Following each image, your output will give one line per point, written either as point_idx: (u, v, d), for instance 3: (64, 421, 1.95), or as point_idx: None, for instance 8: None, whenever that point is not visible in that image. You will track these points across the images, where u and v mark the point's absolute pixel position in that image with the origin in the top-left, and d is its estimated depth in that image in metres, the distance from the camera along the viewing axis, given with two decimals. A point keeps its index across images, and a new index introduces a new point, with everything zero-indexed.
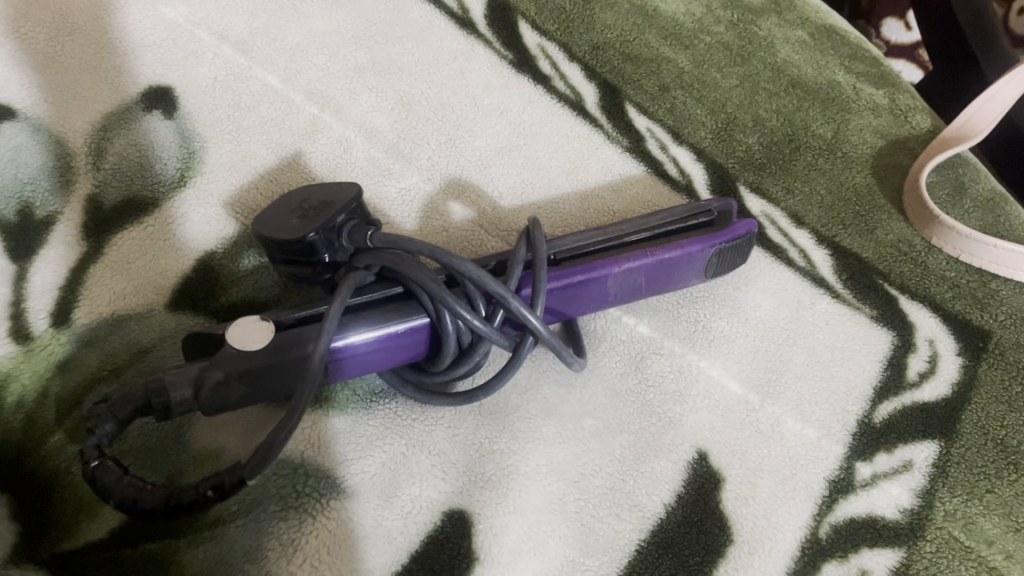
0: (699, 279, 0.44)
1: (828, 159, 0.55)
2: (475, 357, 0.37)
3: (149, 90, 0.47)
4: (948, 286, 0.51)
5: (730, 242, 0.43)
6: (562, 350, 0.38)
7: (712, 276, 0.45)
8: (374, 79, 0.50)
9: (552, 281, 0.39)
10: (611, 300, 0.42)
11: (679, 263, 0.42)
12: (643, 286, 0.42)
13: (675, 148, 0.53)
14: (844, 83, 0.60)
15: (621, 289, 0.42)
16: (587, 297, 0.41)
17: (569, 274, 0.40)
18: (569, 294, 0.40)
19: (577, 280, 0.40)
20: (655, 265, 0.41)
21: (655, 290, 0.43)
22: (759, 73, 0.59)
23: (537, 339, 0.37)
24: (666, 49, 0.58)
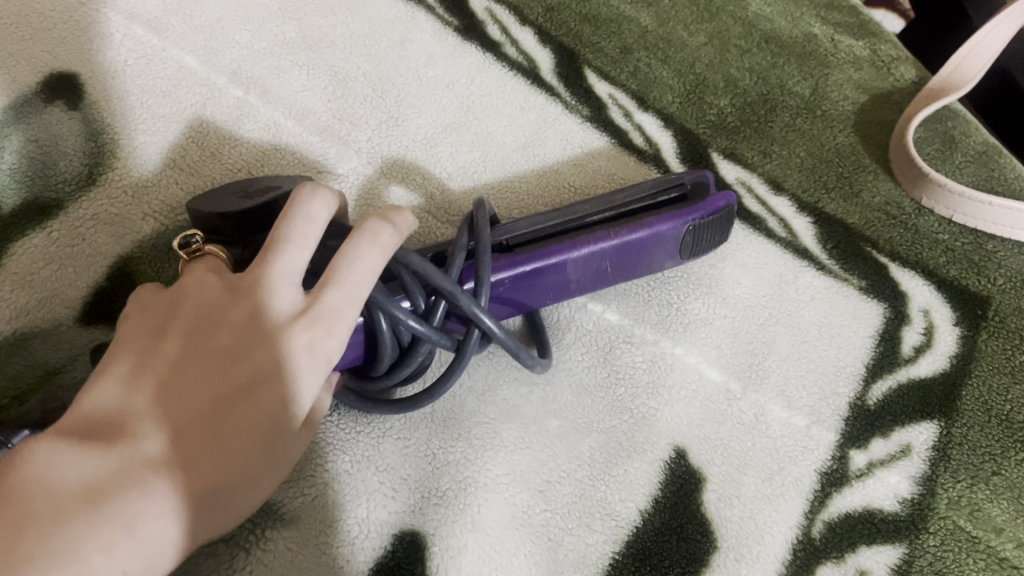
0: (674, 261, 0.40)
1: (807, 119, 0.51)
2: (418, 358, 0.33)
3: (49, 79, 0.42)
4: (941, 250, 0.47)
5: (709, 215, 0.38)
6: (518, 348, 0.34)
7: (688, 257, 0.40)
8: (305, 55, 0.46)
9: (501, 272, 0.35)
10: (574, 288, 0.38)
11: (648, 243, 0.37)
12: (608, 272, 0.38)
13: (640, 115, 0.49)
14: (822, 36, 0.55)
15: (585, 277, 0.37)
16: (546, 289, 0.37)
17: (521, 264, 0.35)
18: (521, 285, 0.36)
19: (531, 268, 0.35)
20: (619, 245, 0.37)
21: (624, 273, 0.39)
22: (729, 29, 0.54)
23: (488, 335, 0.32)
24: (627, 7, 0.53)
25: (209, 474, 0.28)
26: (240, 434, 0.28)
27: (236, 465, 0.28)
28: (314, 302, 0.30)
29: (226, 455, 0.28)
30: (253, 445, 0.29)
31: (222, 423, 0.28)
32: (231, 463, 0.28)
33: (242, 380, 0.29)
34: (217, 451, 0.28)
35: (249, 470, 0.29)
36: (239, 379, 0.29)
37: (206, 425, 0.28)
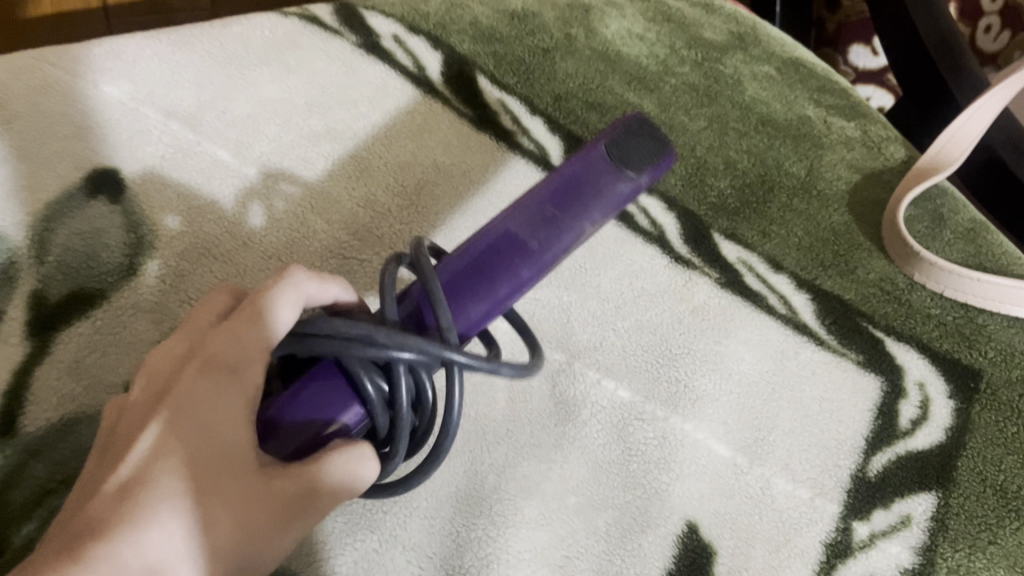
0: (627, 187, 0.35)
1: (803, 199, 0.54)
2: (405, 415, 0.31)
3: (94, 174, 0.45)
4: (934, 324, 0.49)
5: (617, 128, 0.35)
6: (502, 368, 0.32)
7: (639, 176, 0.35)
8: (330, 147, 0.49)
9: (447, 269, 0.33)
10: (537, 261, 0.33)
11: (582, 182, 0.34)
12: (570, 233, 0.34)
13: (645, 198, 0.52)
14: (815, 118, 0.58)
15: (536, 235, 0.33)
16: (505, 283, 0.33)
17: (462, 265, 0.33)
18: (471, 281, 0.33)
19: (471, 254, 0.33)
20: (549, 203, 0.34)
21: (574, 223, 0.34)
22: (726, 114, 0.57)
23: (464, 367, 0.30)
24: (630, 95, 0.56)
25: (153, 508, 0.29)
26: (181, 471, 0.29)
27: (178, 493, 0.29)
28: (211, 342, 0.31)
29: (169, 487, 0.29)
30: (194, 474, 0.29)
31: (164, 465, 0.29)
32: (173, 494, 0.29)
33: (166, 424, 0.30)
34: (164, 505, 0.29)
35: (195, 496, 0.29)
36: (172, 437, 0.30)
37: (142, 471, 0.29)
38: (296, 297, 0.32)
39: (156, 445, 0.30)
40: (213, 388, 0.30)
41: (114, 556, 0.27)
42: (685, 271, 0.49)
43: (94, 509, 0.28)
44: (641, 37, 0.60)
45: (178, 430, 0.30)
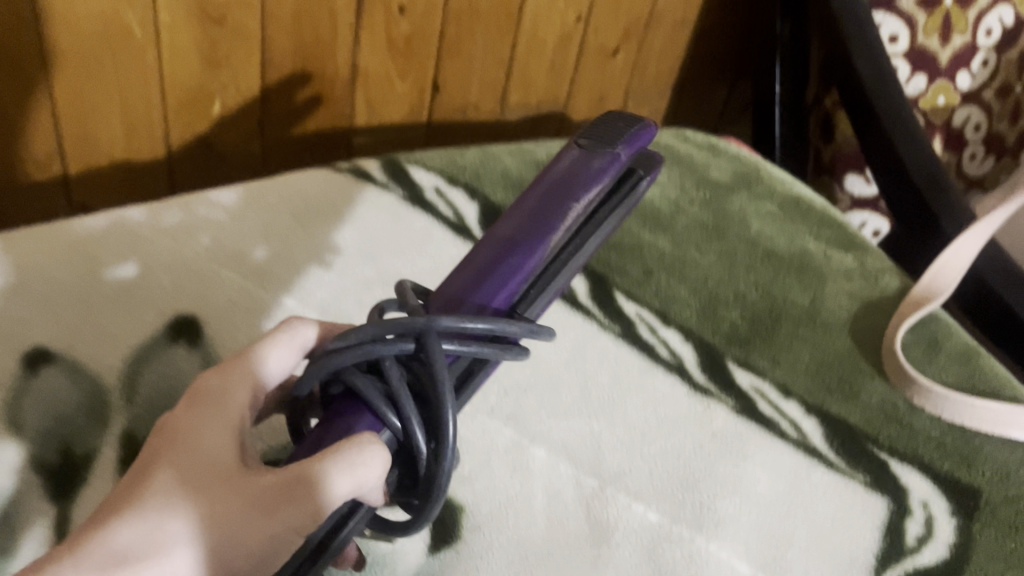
0: (605, 162, 0.42)
1: (808, 327, 0.59)
2: (404, 400, 0.31)
3: (175, 320, 0.50)
4: (934, 445, 0.54)
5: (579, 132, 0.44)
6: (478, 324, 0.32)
7: (614, 150, 0.43)
8: (381, 290, 0.55)
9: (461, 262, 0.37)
10: (545, 228, 0.38)
11: (569, 167, 0.41)
12: (565, 213, 0.39)
13: (664, 330, 0.57)
14: (816, 251, 0.64)
15: (535, 213, 0.39)
16: (518, 259, 0.37)
17: (472, 256, 0.37)
18: (486, 264, 0.36)
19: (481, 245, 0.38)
20: (538, 194, 0.40)
21: (569, 193, 0.40)
22: (734, 249, 0.63)
23: (434, 332, 0.31)
24: (647, 234, 0.62)
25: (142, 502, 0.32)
26: (169, 472, 0.33)
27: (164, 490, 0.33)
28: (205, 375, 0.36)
29: (156, 483, 0.33)
30: (183, 475, 0.33)
31: (154, 467, 0.33)
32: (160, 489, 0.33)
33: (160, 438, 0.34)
34: (142, 507, 0.32)
35: (183, 493, 0.33)
36: (160, 448, 0.34)
37: (137, 475, 0.33)
38: (285, 339, 0.37)
39: (150, 454, 0.34)
40: (197, 411, 0.35)
41: (93, 545, 0.31)
42: (704, 398, 0.54)
43: (99, 511, 0.32)
44: (653, 179, 0.67)
45: (161, 447, 0.34)
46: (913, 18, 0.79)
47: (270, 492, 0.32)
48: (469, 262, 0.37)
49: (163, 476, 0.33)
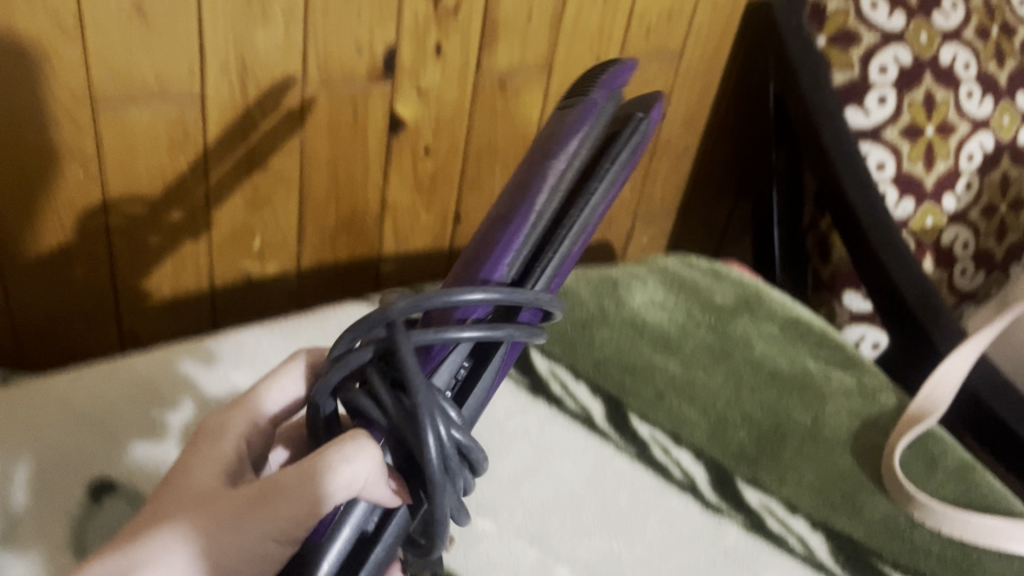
0: (583, 113, 0.42)
1: (813, 445, 0.63)
2: (385, 396, 0.34)
3: None
4: (935, 559, 0.57)
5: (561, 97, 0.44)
6: (430, 302, 0.33)
7: (589, 102, 0.42)
8: None
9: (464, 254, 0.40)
10: (532, 197, 0.39)
11: (551, 131, 0.42)
12: (546, 173, 0.40)
13: (677, 450, 0.61)
14: (816, 370, 0.69)
15: (522, 184, 0.40)
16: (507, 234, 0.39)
17: (470, 247, 0.39)
18: (484, 241, 0.39)
19: (479, 234, 0.40)
20: (523, 164, 0.41)
21: (550, 155, 0.40)
22: (740, 370, 0.68)
23: (395, 324, 0.34)
24: (657, 357, 0.67)
25: (149, 522, 0.41)
26: (173, 499, 0.42)
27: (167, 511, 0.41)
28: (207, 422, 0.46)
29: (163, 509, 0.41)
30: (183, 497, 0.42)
31: (163, 500, 0.42)
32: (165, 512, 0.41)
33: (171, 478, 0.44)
34: (149, 526, 0.40)
35: (180, 508, 0.41)
36: (169, 486, 0.43)
37: (150, 508, 0.42)
38: (275, 377, 0.48)
39: (162, 492, 0.43)
40: (194, 450, 0.45)
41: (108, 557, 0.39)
42: (716, 516, 0.58)
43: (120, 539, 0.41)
44: (661, 305, 0.72)
45: (164, 482, 0.43)
46: (898, 148, 0.86)
47: (252, 493, 0.40)
48: (469, 254, 0.39)
49: (168, 504, 0.42)
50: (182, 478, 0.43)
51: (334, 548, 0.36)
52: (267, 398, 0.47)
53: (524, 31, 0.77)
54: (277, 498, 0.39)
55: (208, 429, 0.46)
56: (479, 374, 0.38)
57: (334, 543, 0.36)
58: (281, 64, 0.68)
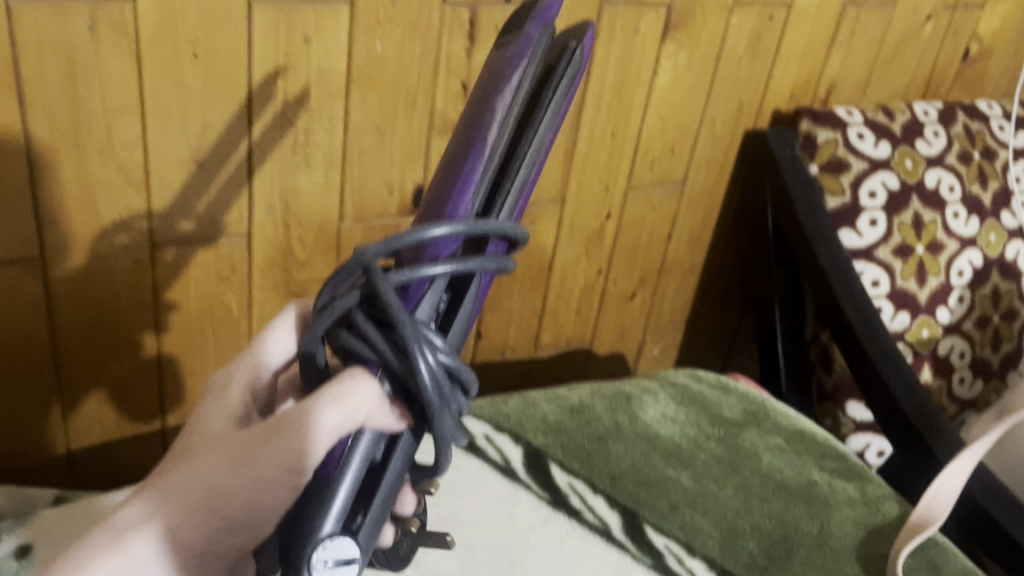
0: (517, 46, 0.41)
1: (820, 553, 0.66)
2: (374, 334, 0.37)
3: None
4: None
5: (501, 37, 0.44)
6: (397, 243, 0.36)
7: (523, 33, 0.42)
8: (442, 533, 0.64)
9: (424, 211, 0.42)
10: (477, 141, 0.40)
11: (494, 72, 0.42)
12: (491, 112, 0.40)
13: (691, 560, 0.64)
14: (821, 480, 0.73)
15: (467, 133, 0.41)
16: (466, 169, 0.40)
17: (429, 204, 0.42)
18: (448, 183, 0.41)
19: (434, 188, 0.42)
20: (474, 103, 0.42)
21: (490, 96, 0.41)
22: (749, 481, 0.71)
23: (370, 267, 0.37)
24: (670, 470, 0.71)
25: (161, 473, 0.46)
26: (183, 452, 0.47)
27: (175, 463, 0.46)
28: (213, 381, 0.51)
29: (173, 461, 0.46)
30: (190, 449, 0.46)
31: (176, 453, 0.47)
32: (174, 463, 0.46)
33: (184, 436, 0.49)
34: (161, 474, 0.45)
35: (186, 456, 0.46)
36: (182, 443, 0.48)
37: (165, 462, 0.47)
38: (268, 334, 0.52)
39: (176, 448, 0.48)
40: (204, 407, 0.50)
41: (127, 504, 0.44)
42: None
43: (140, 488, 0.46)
44: (673, 418, 0.77)
45: (179, 438, 0.49)
46: (891, 265, 0.92)
47: (251, 438, 0.44)
48: (427, 212, 0.42)
49: (177, 457, 0.47)
50: (191, 436, 0.48)
51: (346, 480, 0.40)
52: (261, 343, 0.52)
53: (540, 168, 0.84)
54: (273, 435, 0.43)
55: (215, 388, 0.51)
56: (459, 299, 0.40)
57: (345, 479, 0.40)
58: (320, 203, 0.75)
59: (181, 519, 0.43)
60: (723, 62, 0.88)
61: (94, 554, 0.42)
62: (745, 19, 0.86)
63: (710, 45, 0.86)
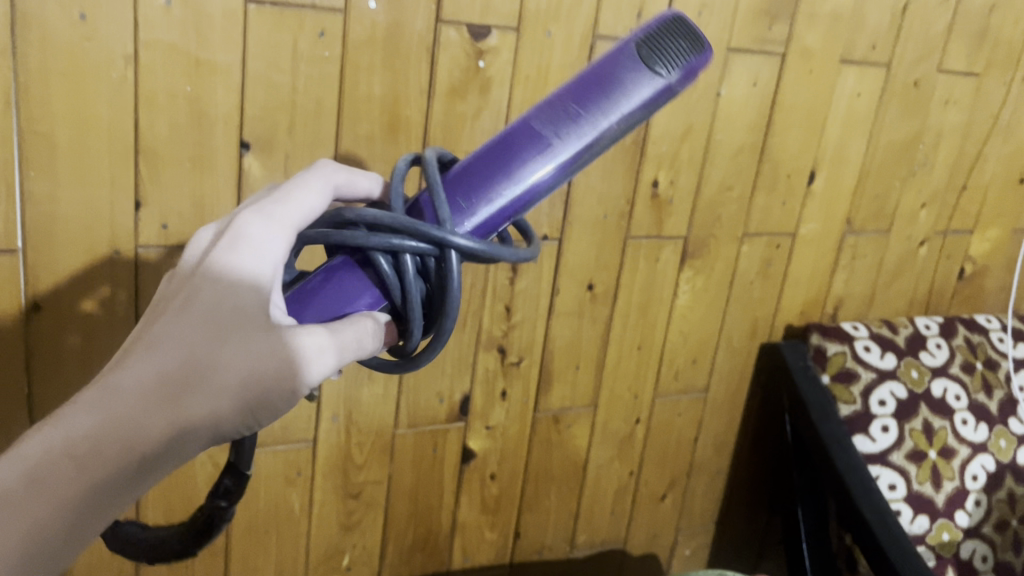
0: (645, 79, 0.40)
1: None
2: (413, 291, 0.39)
3: None
4: None
5: (648, 27, 0.41)
6: (482, 250, 0.39)
7: (659, 68, 0.40)
8: None
9: (479, 157, 0.41)
10: (557, 147, 0.40)
11: (611, 82, 0.40)
12: (587, 131, 0.40)
13: None
14: None
15: (554, 130, 0.40)
16: (538, 163, 0.40)
17: (488, 155, 0.41)
18: (513, 157, 0.40)
19: (501, 145, 0.41)
20: (590, 89, 0.40)
21: (596, 118, 0.40)
22: None
23: (455, 253, 0.38)
24: None
25: (198, 337, 0.41)
26: (224, 314, 0.41)
27: (211, 328, 0.41)
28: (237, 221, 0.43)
29: (210, 323, 0.41)
30: (231, 320, 0.41)
31: (206, 305, 0.41)
32: (213, 327, 0.41)
33: (212, 281, 0.42)
34: (203, 347, 0.41)
35: (231, 332, 0.41)
36: (210, 292, 0.42)
37: (193, 316, 0.41)
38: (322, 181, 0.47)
39: (204, 297, 0.42)
40: (232, 255, 0.42)
41: (174, 379, 0.40)
42: None
43: (164, 336, 0.40)
44: None
45: (208, 290, 0.42)
46: (906, 469, 0.98)
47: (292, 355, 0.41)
48: (480, 164, 0.41)
49: (216, 317, 0.41)
50: (224, 290, 0.42)
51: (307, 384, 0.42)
52: (303, 228, 0.44)
53: (574, 377, 0.94)
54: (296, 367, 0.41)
55: (250, 226, 0.43)
56: None
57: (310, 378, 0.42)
58: (379, 411, 0.84)
59: (227, 413, 0.41)
60: (737, 283, 0.99)
61: (130, 415, 0.38)
62: (753, 247, 0.98)
63: (724, 270, 0.97)
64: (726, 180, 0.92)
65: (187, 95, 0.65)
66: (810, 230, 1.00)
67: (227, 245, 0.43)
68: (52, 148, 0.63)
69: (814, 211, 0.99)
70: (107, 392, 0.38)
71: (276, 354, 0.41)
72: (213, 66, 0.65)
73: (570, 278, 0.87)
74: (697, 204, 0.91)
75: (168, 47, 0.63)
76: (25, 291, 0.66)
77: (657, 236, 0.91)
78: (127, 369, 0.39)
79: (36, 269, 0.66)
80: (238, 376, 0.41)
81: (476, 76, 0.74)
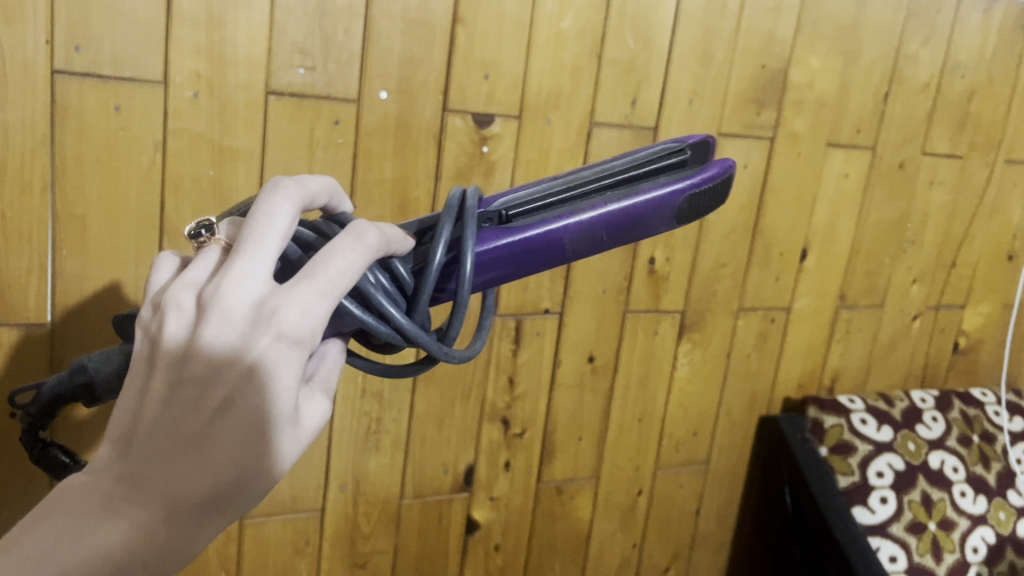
0: (665, 229, 0.46)
1: None
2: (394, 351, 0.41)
3: None
4: None
5: (700, 185, 0.45)
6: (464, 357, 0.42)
7: (678, 226, 0.46)
8: None
9: (509, 238, 0.43)
10: (570, 257, 0.45)
11: (644, 226, 0.45)
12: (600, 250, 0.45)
13: None
14: None
15: (578, 247, 0.44)
16: (549, 262, 0.45)
17: (517, 245, 0.43)
18: (534, 251, 0.44)
19: (530, 236, 0.43)
20: (625, 223, 0.44)
21: (614, 246, 0.45)
22: None
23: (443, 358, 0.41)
24: None
25: (245, 448, 0.35)
26: (269, 416, 0.35)
27: (257, 435, 0.35)
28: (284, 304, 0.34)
29: (256, 430, 0.35)
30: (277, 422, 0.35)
31: (252, 407, 0.34)
32: (260, 431, 0.35)
33: (259, 378, 0.34)
34: (249, 458, 0.35)
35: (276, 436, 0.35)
36: (258, 393, 0.34)
37: (237, 421, 0.34)
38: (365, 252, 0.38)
39: (250, 395, 0.34)
40: (284, 357, 0.34)
41: (221, 501, 0.34)
42: None
43: (209, 448, 0.34)
44: None
45: (253, 391, 0.34)
46: (906, 541, 0.98)
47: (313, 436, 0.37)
48: (509, 250, 0.43)
49: (262, 422, 0.35)
50: (272, 391, 0.35)
51: None
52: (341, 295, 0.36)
53: (576, 449, 0.96)
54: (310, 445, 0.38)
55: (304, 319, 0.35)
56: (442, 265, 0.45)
57: None
58: (385, 481, 0.87)
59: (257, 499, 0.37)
60: (734, 357, 1.02)
61: (181, 548, 0.34)
62: (749, 321, 1.01)
63: (721, 344, 1.00)
64: (720, 258, 0.96)
65: (210, 179, 0.70)
66: (804, 305, 1.04)
67: (278, 342, 0.34)
68: (84, 228, 0.67)
69: (807, 287, 1.03)
70: (162, 520, 0.33)
71: (310, 440, 0.37)
72: (235, 152, 0.70)
73: (571, 351, 0.91)
74: (692, 280, 0.95)
75: (195, 135, 0.68)
76: (52, 365, 0.70)
77: (655, 310, 0.94)
78: (178, 486, 0.34)
79: (64, 342, 0.70)
80: (282, 473, 0.36)
81: (480, 160, 0.79)
